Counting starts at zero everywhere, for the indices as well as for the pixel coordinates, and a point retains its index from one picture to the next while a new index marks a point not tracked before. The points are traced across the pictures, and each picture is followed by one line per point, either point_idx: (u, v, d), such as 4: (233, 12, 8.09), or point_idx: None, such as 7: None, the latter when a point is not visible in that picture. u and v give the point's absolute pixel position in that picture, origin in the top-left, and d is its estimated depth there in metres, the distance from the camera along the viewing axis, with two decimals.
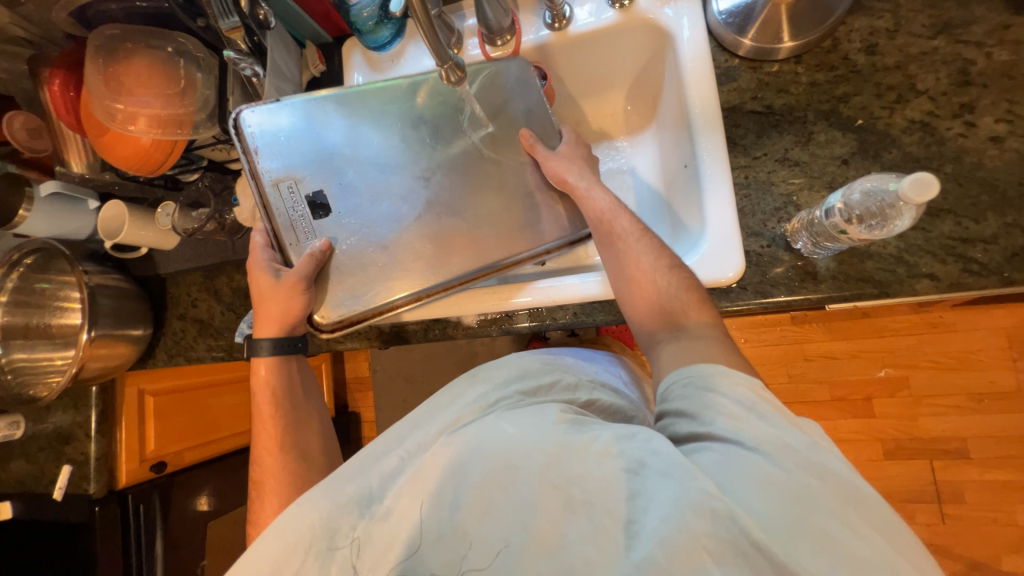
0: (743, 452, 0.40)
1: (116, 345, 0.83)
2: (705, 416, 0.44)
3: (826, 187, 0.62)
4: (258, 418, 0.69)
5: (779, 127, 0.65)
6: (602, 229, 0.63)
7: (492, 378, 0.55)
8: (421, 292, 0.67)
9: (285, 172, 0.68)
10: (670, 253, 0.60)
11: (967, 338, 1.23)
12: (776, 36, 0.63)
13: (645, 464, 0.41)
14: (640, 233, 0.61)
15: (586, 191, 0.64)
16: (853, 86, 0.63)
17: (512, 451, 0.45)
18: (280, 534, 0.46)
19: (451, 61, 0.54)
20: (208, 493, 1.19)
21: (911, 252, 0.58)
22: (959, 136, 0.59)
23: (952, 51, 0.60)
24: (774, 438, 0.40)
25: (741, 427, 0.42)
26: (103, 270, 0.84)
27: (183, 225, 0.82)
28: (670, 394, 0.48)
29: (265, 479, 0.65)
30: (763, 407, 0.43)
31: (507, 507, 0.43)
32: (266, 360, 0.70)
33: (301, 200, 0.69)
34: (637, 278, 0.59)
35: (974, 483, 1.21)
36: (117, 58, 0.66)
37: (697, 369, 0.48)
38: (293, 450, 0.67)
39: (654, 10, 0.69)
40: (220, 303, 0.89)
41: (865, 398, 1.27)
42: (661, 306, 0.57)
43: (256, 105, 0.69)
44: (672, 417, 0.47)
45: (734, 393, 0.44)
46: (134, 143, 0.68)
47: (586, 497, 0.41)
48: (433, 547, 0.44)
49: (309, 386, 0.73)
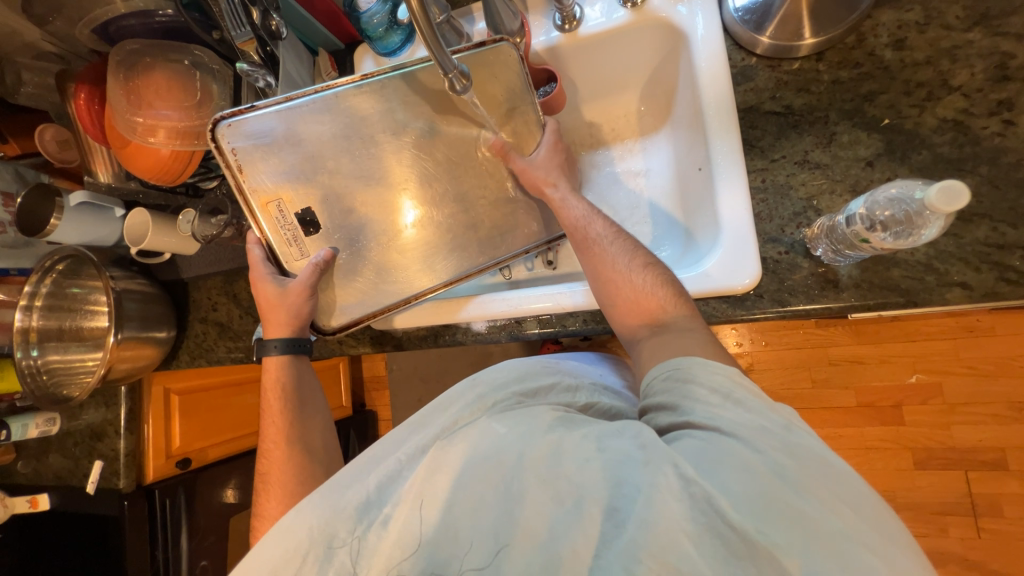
0: (722, 438, 0.40)
1: (142, 347, 0.86)
2: (684, 406, 0.45)
3: (850, 190, 0.59)
4: (266, 414, 0.70)
5: (799, 127, 0.62)
6: (577, 236, 0.63)
7: (490, 380, 0.55)
8: (412, 293, 0.70)
9: (276, 191, 0.68)
10: (645, 254, 0.60)
11: (1007, 344, 1.16)
12: (796, 34, 0.60)
13: (632, 457, 0.42)
14: (614, 235, 0.62)
15: (562, 204, 0.66)
16: (879, 83, 0.60)
17: (504, 449, 0.46)
18: (281, 539, 0.46)
19: (456, 70, 0.53)
20: (233, 486, 1.23)
21: (942, 259, 0.55)
22: (995, 135, 0.55)
23: (989, 44, 0.56)
24: (748, 423, 0.41)
25: (719, 415, 0.42)
26: (129, 275, 0.88)
27: (202, 231, 0.85)
28: (653, 387, 0.49)
29: (269, 471, 0.66)
30: (739, 394, 0.43)
31: (497, 499, 0.44)
32: (275, 358, 0.72)
33: (291, 218, 0.69)
34: (614, 280, 0.58)
35: (1013, 497, 1.14)
36: (137, 72, 0.68)
37: (676, 361, 0.48)
38: (296, 443, 0.67)
39: (667, 8, 0.67)
40: (239, 306, 0.92)
41: (894, 405, 1.22)
42: (638, 305, 0.56)
43: (235, 115, 0.65)
44: (653, 409, 0.47)
45: (711, 379, 0.45)
46: (153, 155, 0.69)
47: (573, 489, 0.42)
48: (429, 547, 0.44)
49: (313, 384, 0.74)
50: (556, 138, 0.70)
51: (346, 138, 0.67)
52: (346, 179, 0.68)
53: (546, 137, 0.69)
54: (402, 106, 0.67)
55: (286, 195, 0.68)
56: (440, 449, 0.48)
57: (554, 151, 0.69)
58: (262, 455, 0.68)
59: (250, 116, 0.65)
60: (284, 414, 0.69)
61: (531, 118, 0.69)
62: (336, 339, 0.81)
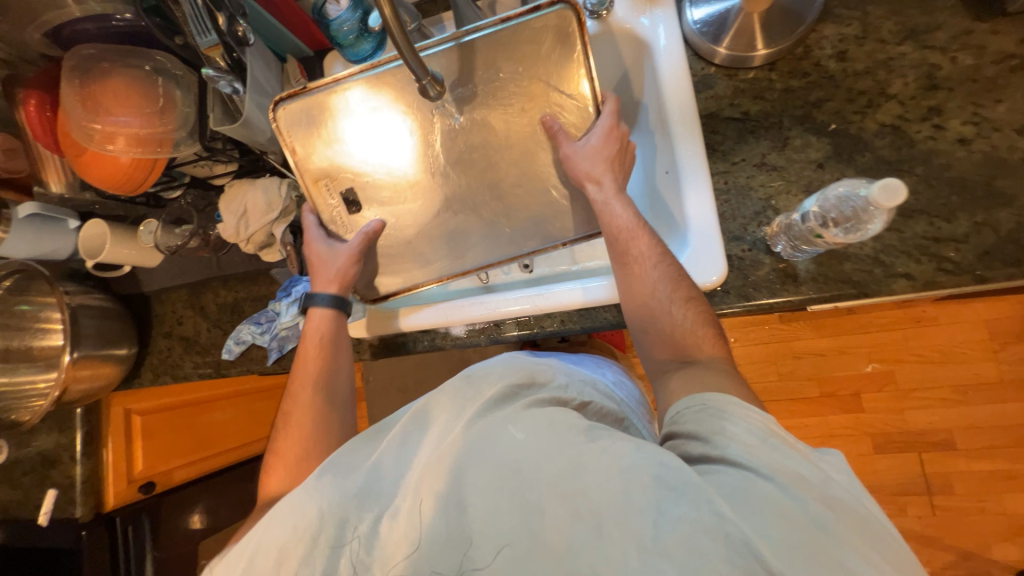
0: (757, 479, 0.38)
1: (101, 366, 0.82)
2: (716, 440, 0.42)
3: (803, 191, 0.63)
4: (301, 360, 0.69)
5: (756, 132, 0.66)
6: (617, 248, 0.60)
7: (494, 373, 0.53)
8: (446, 275, 0.70)
9: (324, 170, 0.69)
10: (689, 285, 0.57)
11: (949, 332, 1.25)
12: (750, 45, 0.65)
13: (660, 477, 0.38)
14: (658, 258, 0.58)
15: (603, 207, 0.61)
16: (825, 91, 0.64)
17: (521, 457, 0.43)
18: (292, 515, 0.46)
19: (429, 78, 0.55)
20: (200, 510, 1.18)
21: (888, 252, 0.59)
22: (928, 138, 0.60)
23: (919, 57, 0.62)
24: (791, 470, 0.38)
25: (754, 454, 0.39)
26: (85, 290, 0.83)
27: (166, 242, 0.82)
28: (681, 416, 0.46)
29: (294, 417, 0.65)
30: (776, 438, 0.40)
31: (514, 511, 0.41)
32: (320, 312, 0.70)
33: (337, 196, 0.70)
34: (651, 310, 0.57)
35: (962, 474, 1.23)
36: (93, 78, 0.66)
37: (710, 397, 0.46)
38: (329, 400, 0.67)
39: (631, 20, 0.70)
40: (206, 319, 0.88)
41: (853, 393, 1.29)
42: (673, 339, 0.55)
43: (292, 98, 0.67)
44: (681, 439, 0.45)
45: (746, 421, 0.42)
46: (111, 163, 0.67)
47: (594, 508, 0.39)
48: (441, 551, 0.42)
49: (346, 356, 0.71)
50: (612, 122, 0.64)
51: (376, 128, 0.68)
52: (388, 164, 0.69)
53: (603, 119, 0.63)
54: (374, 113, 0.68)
55: (331, 173, 0.70)
56: (455, 444, 0.47)
57: (607, 139, 0.63)
58: (288, 394, 0.68)
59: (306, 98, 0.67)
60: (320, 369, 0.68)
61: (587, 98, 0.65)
62: None
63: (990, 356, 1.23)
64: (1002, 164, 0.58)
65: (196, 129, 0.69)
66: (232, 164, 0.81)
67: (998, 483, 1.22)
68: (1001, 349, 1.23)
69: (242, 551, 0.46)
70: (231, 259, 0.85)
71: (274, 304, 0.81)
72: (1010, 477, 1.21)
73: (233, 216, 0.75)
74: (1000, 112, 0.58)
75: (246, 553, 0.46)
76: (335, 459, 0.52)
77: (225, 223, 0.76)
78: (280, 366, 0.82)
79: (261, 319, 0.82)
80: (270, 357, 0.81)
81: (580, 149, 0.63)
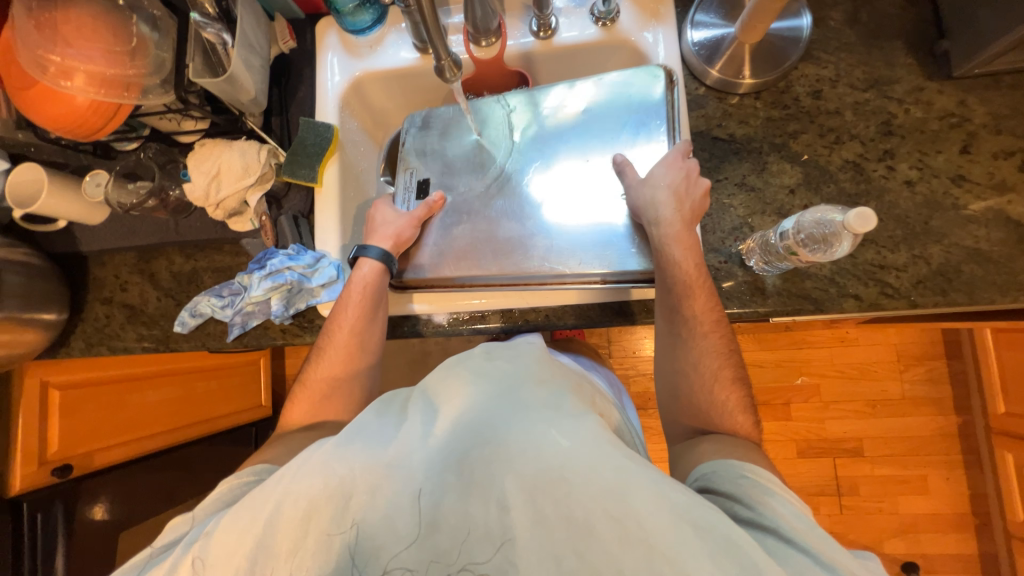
0: (810, 562, 0.40)
1: (23, 331, 0.72)
2: (762, 510, 0.45)
3: (776, 213, 0.69)
4: (341, 303, 0.69)
5: (739, 154, 0.71)
6: (671, 297, 0.62)
7: (512, 359, 0.55)
8: (480, 276, 0.70)
9: (412, 161, 0.79)
10: (732, 366, 0.62)
11: (867, 352, 1.41)
12: (739, 71, 0.70)
13: (710, 526, 0.40)
14: (708, 327, 0.62)
15: (663, 245, 0.63)
16: (801, 124, 0.71)
17: (566, 464, 0.43)
18: (321, 472, 0.46)
19: (449, 59, 0.60)
20: (106, 500, 0.99)
21: (841, 275, 0.66)
22: (882, 177, 0.68)
23: (880, 104, 0.70)
24: (846, 564, 0.40)
25: (802, 536, 0.42)
26: (10, 243, 0.73)
27: (118, 198, 0.74)
28: (715, 478, 0.51)
29: (324, 359, 0.69)
30: (822, 529, 0.43)
31: (560, 523, 0.41)
32: (370, 263, 0.69)
33: (413, 183, 0.78)
34: (687, 358, 0.63)
35: (867, 477, 1.39)
36: (54, 4, 0.60)
37: (761, 475, 0.50)
38: (358, 352, 0.69)
39: (634, 33, 0.74)
40: (156, 288, 0.80)
41: (784, 403, 1.43)
42: (695, 389, 0.62)
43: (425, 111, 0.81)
44: (723, 499, 0.49)
45: (791, 504, 0.45)
46: (67, 102, 0.62)
47: (645, 533, 0.39)
48: (476, 545, 0.42)
49: (379, 320, 0.70)
50: (679, 156, 0.66)
51: (461, 138, 0.78)
52: (455, 171, 0.77)
53: (671, 154, 0.66)
54: (427, 138, 0.80)
55: (417, 165, 0.79)
56: (494, 430, 0.46)
57: (673, 168, 0.64)
58: (325, 335, 0.70)
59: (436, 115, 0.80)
60: (355, 322, 0.68)
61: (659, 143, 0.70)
62: (279, 326, 0.76)
63: (897, 375, 1.40)
64: (937, 207, 0.67)
65: (170, 77, 0.63)
66: (204, 121, 0.74)
67: (895, 487, 1.39)
68: (906, 370, 1.40)
69: (269, 492, 0.46)
70: (193, 224, 0.77)
71: (241, 277, 0.74)
72: (905, 481, 1.38)
73: (203, 177, 0.71)
74: (940, 161, 0.67)
75: (271, 496, 0.46)
76: (355, 426, 0.51)
77: (193, 182, 0.71)
78: (240, 343, 0.76)
79: (221, 291, 0.76)
80: (230, 333, 0.75)
81: (651, 172, 0.65)
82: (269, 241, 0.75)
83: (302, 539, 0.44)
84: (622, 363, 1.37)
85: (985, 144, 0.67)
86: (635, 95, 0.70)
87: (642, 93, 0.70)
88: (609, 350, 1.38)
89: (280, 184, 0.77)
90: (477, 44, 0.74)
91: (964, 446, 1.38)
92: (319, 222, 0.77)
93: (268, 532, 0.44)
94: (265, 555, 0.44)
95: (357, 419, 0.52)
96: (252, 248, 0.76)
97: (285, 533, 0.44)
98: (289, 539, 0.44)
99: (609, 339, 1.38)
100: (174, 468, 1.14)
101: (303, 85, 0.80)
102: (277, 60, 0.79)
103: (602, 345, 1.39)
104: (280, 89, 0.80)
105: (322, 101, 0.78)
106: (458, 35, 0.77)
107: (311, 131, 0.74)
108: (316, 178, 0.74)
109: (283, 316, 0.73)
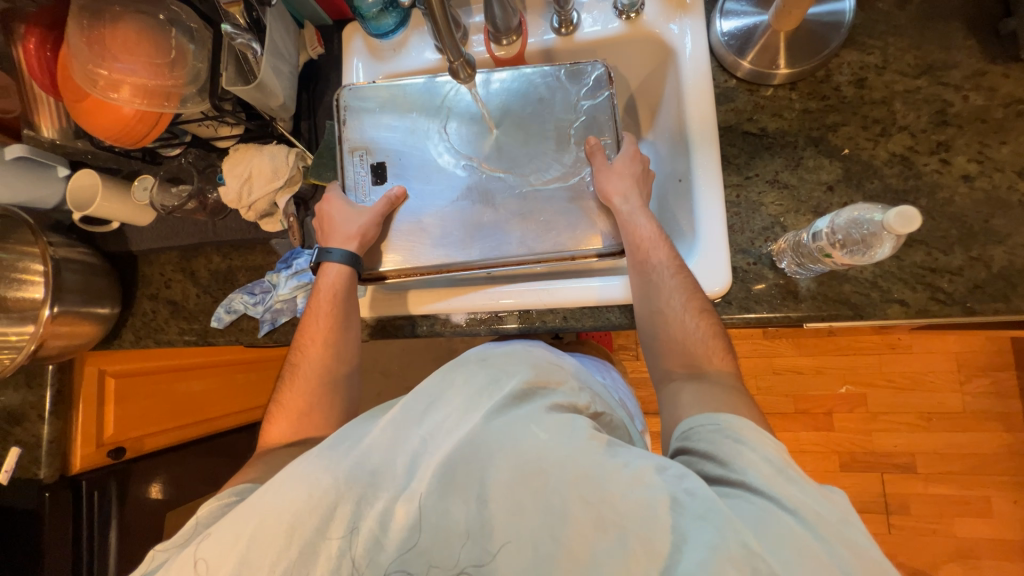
0: (774, 509, 0.39)
1: (81, 323, 0.78)
2: (735, 464, 0.44)
3: (812, 212, 0.65)
4: (311, 314, 0.70)
5: (771, 149, 0.67)
6: (637, 256, 0.64)
7: (503, 368, 0.52)
8: (451, 264, 0.70)
9: (363, 142, 0.75)
10: (701, 298, 0.61)
11: (922, 361, 1.30)
12: (773, 62, 0.66)
13: (678, 502, 0.40)
14: (675, 269, 0.62)
15: (628, 218, 0.65)
16: (841, 116, 0.66)
17: (544, 458, 0.43)
18: (306, 484, 0.44)
19: (462, 59, 0.60)
20: (161, 480, 1.08)
21: (885, 278, 0.61)
22: (934, 172, 0.62)
23: (933, 92, 0.64)
24: (809, 505, 0.40)
25: (771, 483, 0.41)
26: (70, 243, 0.79)
27: (161, 201, 0.79)
28: (692, 435, 0.49)
29: (298, 376, 0.69)
30: (791, 472, 0.42)
31: (537, 513, 0.41)
32: (336, 267, 0.69)
33: (367, 166, 0.75)
34: (665, 313, 0.60)
35: (920, 496, 1.28)
36: (103, 22, 0.65)
37: (728, 421, 0.48)
38: (334, 365, 0.69)
39: (659, 25, 0.71)
40: (196, 285, 0.85)
41: (826, 413, 1.34)
42: (685, 347, 0.59)
43: (357, 86, 0.75)
44: (696, 457, 0.47)
45: (763, 450, 0.44)
46: (116, 113, 0.67)
47: (618, 518, 0.39)
48: (462, 545, 0.43)
49: (349, 328, 0.70)
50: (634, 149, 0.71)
51: (418, 119, 0.75)
52: (415, 153, 0.74)
53: (627, 146, 0.70)
54: (376, 111, 0.75)
55: (368, 146, 0.75)
56: (474, 433, 0.45)
57: (633, 160, 0.69)
58: (296, 351, 0.70)
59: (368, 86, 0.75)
60: (327, 333, 0.69)
61: (607, 134, 0.72)
62: None
63: (955, 387, 1.28)
64: (999, 204, 0.60)
65: (205, 86, 0.68)
66: (240, 128, 0.78)
67: (952, 507, 1.27)
68: (967, 381, 1.28)
69: (252, 507, 0.44)
70: (228, 225, 0.81)
71: (269, 275, 0.78)
72: (963, 502, 1.27)
73: (237, 180, 0.74)
74: (1005, 153, 0.61)
75: (255, 510, 0.44)
76: (342, 433, 0.51)
77: (228, 186, 0.74)
78: (270, 339, 0.79)
79: (253, 288, 0.79)
80: (261, 329, 0.79)
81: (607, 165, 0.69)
82: (296, 241, 0.78)
83: (284, 549, 0.43)
84: None
85: None
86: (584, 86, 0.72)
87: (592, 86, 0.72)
88: (637, 353, 1.34)
89: (308, 186, 0.80)
90: (499, 44, 0.75)
91: None
92: None
93: (254, 546, 0.43)
94: (251, 568, 0.42)
95: (343, 427, 0.52)
96: (281, 247, 0.81)
97: (269, 546, 0.43)
98: (271, 553, 0.42)
99: (636, 341, 1.34)
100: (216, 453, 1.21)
101: (330, 89, 0.83)
102: (306, 66, 0.82)
103: (630, 347, 1.35)
104: (309, 94, 0.82)
105: None
106: (480, 35, 0.77)
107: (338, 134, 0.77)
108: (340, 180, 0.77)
109: None
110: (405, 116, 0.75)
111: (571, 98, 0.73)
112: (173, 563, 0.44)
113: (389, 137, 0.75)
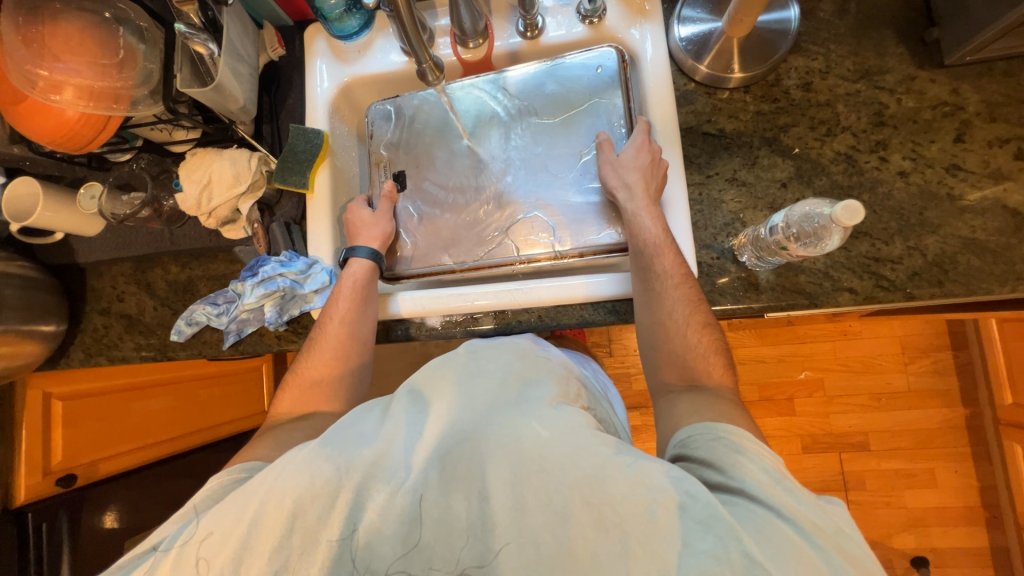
0: (776, 518, 0.40)
1: (22, 343, 0.72)
2: (733, 472, 0.45)
3: (768, 208, 0.68)
4: (334, 295, 0.70)
5: (729, 149, 0.71)
6: (641, 260, 0.65)
7: (494, 361, 0.56)
8: (461, 266, 0.75)
9: (384, 153, 0.81)
10: (704, 312, 0.62)
11: (871, 345, 1.39)
12: (728, 66, 0.69)
13: (683, 507, 0.40)
14: (678, 278, 0.63)
15: (632, 217, 0.67)
16: (791, 117, 0.70)
17: (547, 454, 0.43)
18: (307, 470, 0.45)
19: (429, 62, 0.60)
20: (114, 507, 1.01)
21: (836, 269, 0.65)
22: (874, 169, 0.67)
23: (871, 95, 0.69)
24: (808, 517, 0.41)
25: (769, 493, 0.42)
26: (8, 256, 0.74)
27: (110, 209, 0.74)
28: (690, 442, 0.50)
29: (314, 352, 0.69)
30: (788, 482, 0.44)
31: (540, 510, 0.41)
32: (359, 262, 0.72)
33: (387, 174, 0.81)
34: (666, 324, 0.62)
35: (874, 471, 1.38)
36: (42, 21, 0.61)
37: (722, 429, 0.50)
38: (346, 355, 0.68)
39: (620, 30, 0.74)
40: (153, 297, 0.80)
41: (788, 398, 1.41)
42: (685, 362, 0.61)
43: (383, 100, 0.82)
44: (694, 464, 0.48)
45: (760, 461, 0.45)
46: (58, 117, 0.63)
47: (620, 519, 0.40)
48: (464, 543, 0.42)
49: (370, 313, 0.70)
50: (646, 138, 0.69)
51: (431, 125, 0.80)
52: (433, 159, 0.79)
53: (638, 135, 0.69)
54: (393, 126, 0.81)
55: (389, 158, 0.81)
56: (476, 427, 0.47)
57: (641, 151, 0.68)
58: (318, 327, 0.70)
59: (385, 101, 0.81)
60: (347, 314, 0.69)
61: (618, 122, 0.73)
62: (274, 334, 0.76)
63: (901, 368, 1.38)
64: (933, 197, 0.66)
65: (158, 88, 0.64)
66: (196, 131, 0.74)
67: (902, 480, 1.37)
68: (911, 362, 1.38)
69: (255, 492, 0.45)
70: (187, 234, 0.77)
71: (234, 284, 0.74)
72: (912, 476, 1.36)
73: (195, 186, 0.71)
74: (934, 151, 0.66)
75: (256, 497, 0.45)
76: (340, 427, 0.51)
77: (185, 193, 0.71)
78: (236, 350, 0.76)
79: (214, 299, 0.76)
80: (226, 340, 0.75)
81: (616, 157, 0.69)
82: (262, 248, 0.76)
83: (284, 540, 0.43)
84: (623, 361, 1.37)
85: (979, 132, 0.66)
86: (595, 80, 0.74)
87: (600, 85, 0.74)
88: (610, 349, 1.37)
89: (272, 191, 0.78)
90: (466, 47, 0.75)
91: (971, 438, 1.36)
92: (311, 225, 0.77)
93: (253, 533, 0.43)
94: (247, 555, 0.43)
95: (341, 423, 0.51)
96: (245, 255, 0.78)
97: (269, 533, 0.43)
98: (269, 540, 0.43)
99: (609, 338, 1.37)
100: (178, 475, 1.15)
101: (292, 92, 0.81)
102: (267, 68, 0.80)
103: (603, 343, 1.38)
104: (270, 97, 0.80)
105: (311, 108, 0.79)
106: (446, 38, 0.77)
107: (302, 137, 0.75)
108: (307, 185, 0.75)
109: (278, 322, 0.74)
110: (416, 127, 0.80)
111: (573, 101, 0.75)
112: (168, 559, 0.44)
113: (402, 146, 0.80)
